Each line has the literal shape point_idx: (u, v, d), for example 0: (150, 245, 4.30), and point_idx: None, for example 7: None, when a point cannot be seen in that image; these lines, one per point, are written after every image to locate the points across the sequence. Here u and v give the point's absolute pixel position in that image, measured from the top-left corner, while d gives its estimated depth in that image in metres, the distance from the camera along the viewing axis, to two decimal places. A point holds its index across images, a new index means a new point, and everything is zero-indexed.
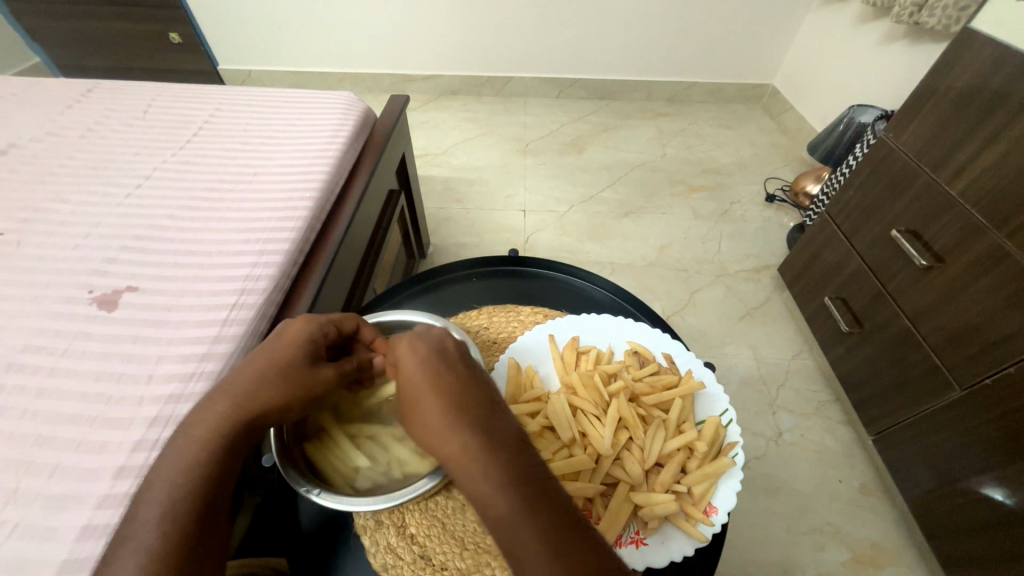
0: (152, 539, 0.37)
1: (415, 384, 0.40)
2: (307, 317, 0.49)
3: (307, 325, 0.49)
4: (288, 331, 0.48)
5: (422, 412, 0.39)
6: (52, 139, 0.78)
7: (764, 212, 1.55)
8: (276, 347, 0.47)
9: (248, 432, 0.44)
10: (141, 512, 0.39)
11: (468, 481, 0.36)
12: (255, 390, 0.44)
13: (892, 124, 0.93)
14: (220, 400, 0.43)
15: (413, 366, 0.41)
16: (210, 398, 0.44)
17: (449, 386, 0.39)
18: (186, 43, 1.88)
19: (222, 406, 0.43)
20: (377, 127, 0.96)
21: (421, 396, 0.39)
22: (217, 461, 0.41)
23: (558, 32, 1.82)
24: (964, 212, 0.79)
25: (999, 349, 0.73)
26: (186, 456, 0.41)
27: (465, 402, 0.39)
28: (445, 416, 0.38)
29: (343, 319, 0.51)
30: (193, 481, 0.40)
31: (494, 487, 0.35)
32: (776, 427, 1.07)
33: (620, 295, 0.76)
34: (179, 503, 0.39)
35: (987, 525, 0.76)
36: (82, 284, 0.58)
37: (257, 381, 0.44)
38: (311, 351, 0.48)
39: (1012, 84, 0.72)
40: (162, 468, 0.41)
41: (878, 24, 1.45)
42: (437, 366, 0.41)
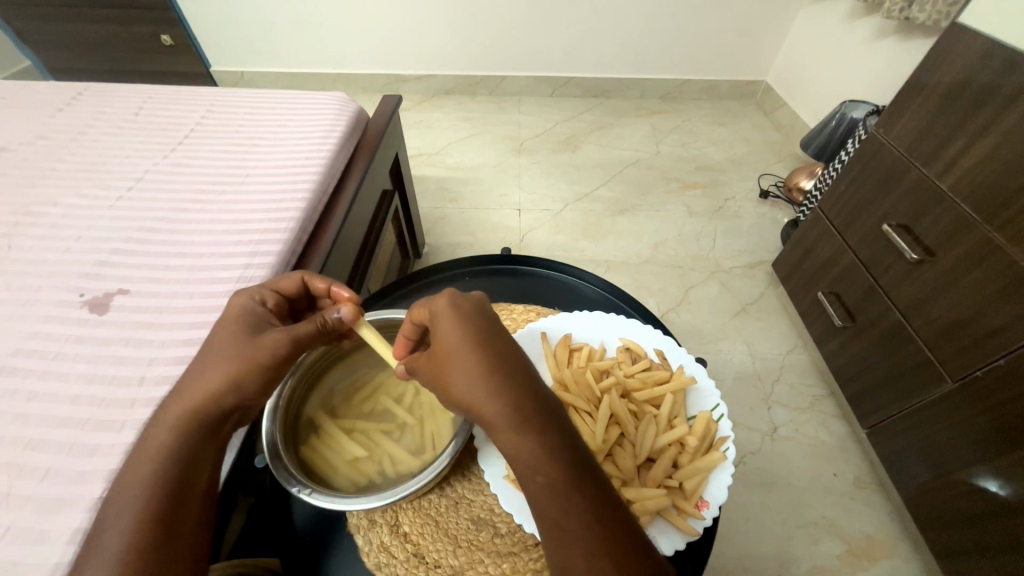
0: (121, 540, 0.38)
1: (452, 341, 0.41)
2: (241, 293, 0.49)
3: (242, 300, 0.48)
4: (228, 313, 0.48)
5: (459, 369, 0.39)
6: (41, 142, 0.77)
7: (758, 208, 1.56)
8: (219, 330, 0.47)
9: (209, 417, 0.43)
10: (117, 515, 0.39)
11: (502, 433, 0.38)
12: (203, 374, 0.44)
13: (883, 120, 0.94)
14: (178, 395, 0.44)
15: (450, 326, 0.41)
16: (173, 398, 0.44)
17: (485, 345, 0.40)
18: (177, 44, 1.87)
19: (179, 400, 0.44)
20: (369, 126, 0.96)
21: (458, 354, 0.40)
22: (185, 452, 0.42)
23: (552, 31, 1.82)
24: (954, 205, 0.79)
25: (990, 341, 0.74)
26: (153, 455, 0.41)
27: (499, 360, 0.40)
28: (482, 372, 0.39)
29: (278, 282, 0.50)
30: (159, 479, 0.40)
31: (526, 436, 0.37)
32: (771, 422, 1.07)
33: (613, 292, 0.76)
34: (146, 501, 0.39)
35: (980, 516, 0.76)
36: (73, 287, 0.58)
37: (201, 367, 0.44)
38: (249, 322, 0.47)
39: (1001, 78, 0.73)
40: (133, 471, 0.41)
41: (869, 19, 1.45)
42: (474, 326, 0.41)
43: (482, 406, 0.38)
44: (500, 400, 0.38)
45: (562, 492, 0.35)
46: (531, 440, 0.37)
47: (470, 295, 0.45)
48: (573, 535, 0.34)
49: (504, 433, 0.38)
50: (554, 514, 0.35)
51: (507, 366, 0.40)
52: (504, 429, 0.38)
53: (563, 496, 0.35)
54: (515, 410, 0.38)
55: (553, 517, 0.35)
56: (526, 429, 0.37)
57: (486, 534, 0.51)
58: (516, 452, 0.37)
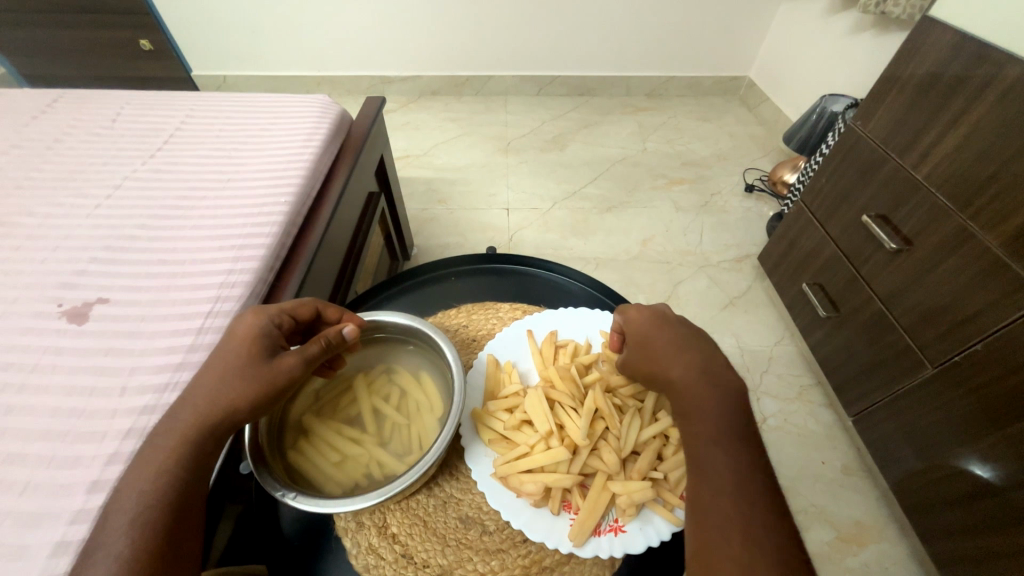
0: (122, 549, 0.38)
1: (663, 338, 0.50)
2: (255, 312, 0.49)
3: (257, 319, 0.48)
4: (239, 328, 0.48)
5: (668, 352, 0.49)
6: (16, 151, 0.76)
7: (744, 203, 1.58)
8: (231, 347, 0.46)
9: (216, 437, 0.43)
10: (113, 520, 0.39)
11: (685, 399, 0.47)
12: (219, 392, 0.43)
13: (860, 112, 0.95)
14: (188, 404, 0.43)
15: (660, 327, 0.51)
16: (175, 409, 0.43)
17: (689, 341, 0.50)
18: (157, 49, 1.85)
19: (187, 412, 0.43)
20: (353, 129, 0.95)
21: (661, 341, 0.50)
22: (185, 469, 0.41)
23: (535, 30, 1.83)
24: (930, 195, 0.81)
25: (967, 326, 0.75)
26: (153, 465, 0.41)
27: (698, 356, 0.49)
28: (686, 359, 0.48)
29: (296, 307, 0.51)
30: (161, 489, 0.40)
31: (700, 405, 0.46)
32: (761, 413, 1.09)
33: (598, 288, 0.77)
34: (148, 511, 0.39)
35: (964, 497, 0.78)
36: (51, 298, 0.57)
37: (217, 384, 0.44)
38: (267, 345, 0.47)
39: (970, 69, 0.75)
40: (129, 480, 0.41)
41: (847, 14, 1.47)
42: (681, 328, 0.51)
43: (682, 388, 0.47)
44: (695, 383, 0.47)
45: (731, 462, 0.42)
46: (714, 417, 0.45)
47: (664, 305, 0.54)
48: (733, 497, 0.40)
49: (691, 411, 0.46)
50: (715, 477, 0.42)
51: (709, 359, 0.48)
52: (694, 407, 0.46)
53: (734, 469, 0.42)
54: (708, 396, 0.46)
55: (710, 488, 0.41)
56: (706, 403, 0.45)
57: (474, 532, 0.51)
58: (701, 426, 0.45)
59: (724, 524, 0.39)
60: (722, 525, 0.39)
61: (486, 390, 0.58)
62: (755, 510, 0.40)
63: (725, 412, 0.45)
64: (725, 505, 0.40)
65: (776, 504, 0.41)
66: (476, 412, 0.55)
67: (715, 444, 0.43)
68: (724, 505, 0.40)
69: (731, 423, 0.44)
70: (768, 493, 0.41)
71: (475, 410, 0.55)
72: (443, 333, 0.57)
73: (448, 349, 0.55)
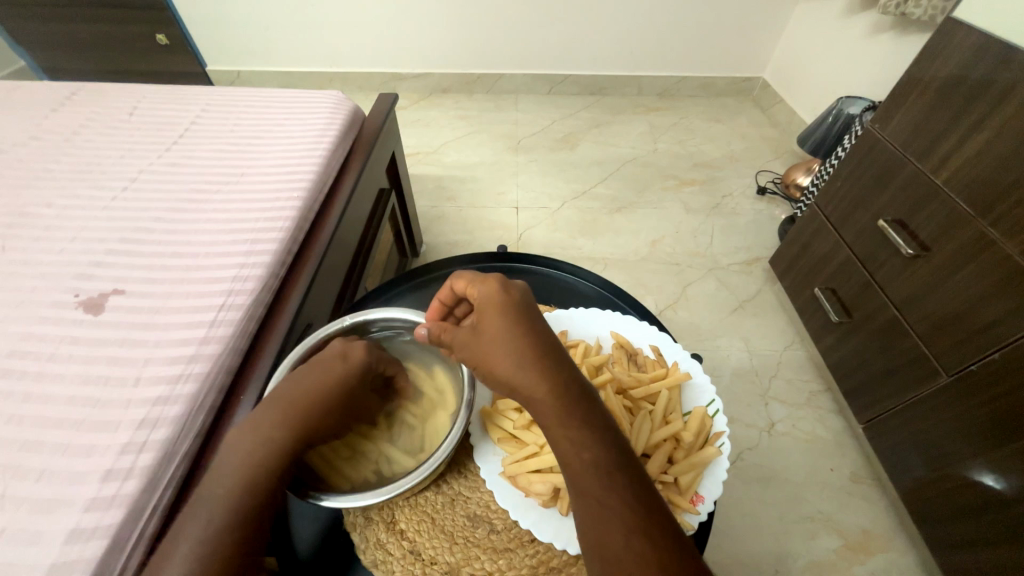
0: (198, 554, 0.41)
1: (496, 326, 0.44)
2: (367, 353, 0.53)
3: (365, 361, 0.52)
4: (344, 366, 0.51)
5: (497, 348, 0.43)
6: (36, 142, 0.77)
7: (755, 205, 1.56)
8: (336, 382, 0.50)
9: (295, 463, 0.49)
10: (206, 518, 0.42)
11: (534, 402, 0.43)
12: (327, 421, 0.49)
13: (878, 115, 0.94)
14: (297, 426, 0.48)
15: (495, 309, 0.45)
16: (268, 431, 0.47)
17: (526, 321, 0.45)
18: (172, 43, 1.87)
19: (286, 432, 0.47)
20: (365, 125, 0.95)
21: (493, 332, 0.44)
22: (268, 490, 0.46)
23: (547, 29, 1.82)
24: (950, 200, 0.80)
25: (984, 335, 0.74)
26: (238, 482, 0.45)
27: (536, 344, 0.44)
28: (524, 347, 0.43)
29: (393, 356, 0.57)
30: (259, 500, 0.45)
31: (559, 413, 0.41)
32: (768, 418, 1.08)
33: (608, 289, 0.77)
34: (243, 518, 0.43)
35: (975, 509, 0.77)
36: (68, 288, 0.58)
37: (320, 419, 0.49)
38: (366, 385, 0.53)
39: (995, 73, 0.73)
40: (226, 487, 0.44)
41: (865, 15, 1.45)
42: (519, 307, 0.46)
43: (521, 386, 0.42)
44: (529, 379, 0.42)
45: (590, 460, 0.40)
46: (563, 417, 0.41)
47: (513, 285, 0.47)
48: (604, 505, 0.38)
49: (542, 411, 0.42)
50: (589, 489, 0.39)
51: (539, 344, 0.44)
52: (536, 402, 0.42)
53: (597, 462, 0.39)
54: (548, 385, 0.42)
55: (588, 490, 0.39)
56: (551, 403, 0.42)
57: (482, 531, 0.51)
58: (550, 424, 0.42)
59: (607, 527, 0.37)
60: (605, 526, 0.37)
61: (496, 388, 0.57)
62: (631, 500, 0.38)
63: (569, 401, 0.42)
64: (604, 504, 0.38)
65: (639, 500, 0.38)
66: (486, 410, 0.55)
67: (570, 439, 0.41)
68: (595, 513, 0.38)
69: (575, 408, 0.41)
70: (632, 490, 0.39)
71: (485, 408, 0.55)
72: None
73: None
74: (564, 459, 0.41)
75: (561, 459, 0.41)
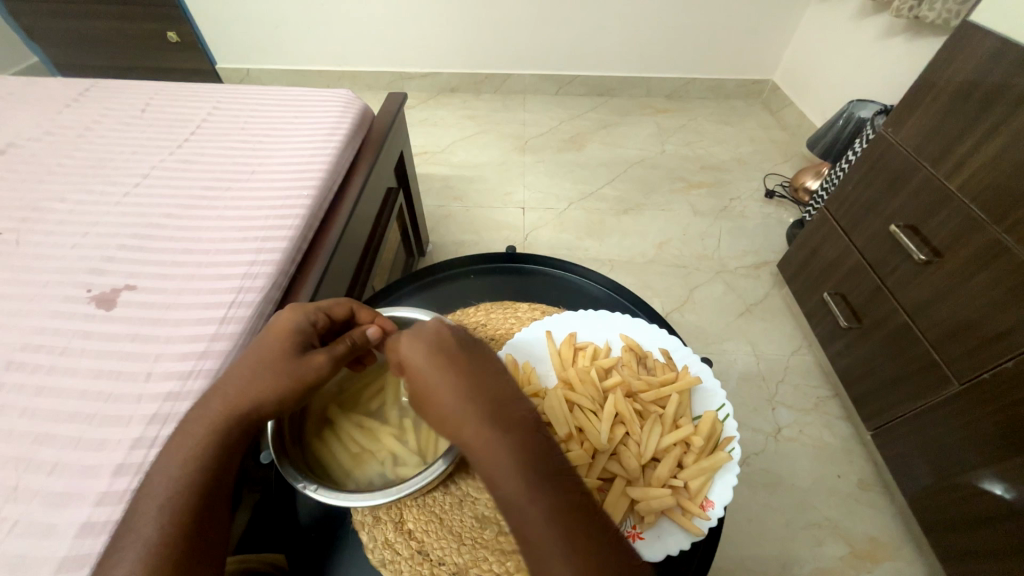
0: (151, 533, 0.38)
1: (419, 373, 0.43)
2: (293, 308, 0.50)
3: (292, 315, 0.49)
4: (275, 324, 0.49)
5: (436, 391, 0.42)
6: (49, 138, 0.78)
7: (764, 208, 1.55)
8: (266, 342, 0.47)
9: (245, 430, 0.45)
10: (145, 500, 0.40)
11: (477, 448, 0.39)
12: (250, 382, 0.45)
13: (891, 120, 0.93)
14: (224, 392, 0.45)
15: (415, 356, 0.44)
16: (206, 398, 0.45)
17: (446, 360, 0.43)
18: (183, 41, 1.88)
19: (215, 402, 0.44)
20: (375, 124, 0.96)
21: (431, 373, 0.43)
22: (215, 458, 0.42)
23: (556, 30, 1.82)
24: (963, 207, 0.79)
25: (996, 344, 0.73)
26: (183, 453, 0.42)
27: (471, 380, 0.42)
28: (444, 389, 0.42)
29: (331, 305, 0.51)
30: (190, 475, 0.41)
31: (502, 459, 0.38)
32: (775, 423, 1.07)
33: (617, 291, 0.76)
34: (177, 496, 0.40)
35: (985, 519, 0.76)
36: (81, 283, 0.58)
37: (249, 378, 0.45)
38: (298, 342, 0.48)
39: (1011, 79, 0.72)
40: (161, 466, 0.42)
41: (877, 18, 1.44)
42: (455, 345, 0.45)
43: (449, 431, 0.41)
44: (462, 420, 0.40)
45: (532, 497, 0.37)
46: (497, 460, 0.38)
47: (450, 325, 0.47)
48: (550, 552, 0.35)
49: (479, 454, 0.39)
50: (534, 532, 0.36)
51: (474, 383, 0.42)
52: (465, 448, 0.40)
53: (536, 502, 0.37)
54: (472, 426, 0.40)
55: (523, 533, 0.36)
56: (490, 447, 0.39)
57: (490, 532, 0.51)
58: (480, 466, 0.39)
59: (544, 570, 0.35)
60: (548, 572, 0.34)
61: None
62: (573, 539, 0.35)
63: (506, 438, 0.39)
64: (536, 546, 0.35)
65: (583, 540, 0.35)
66: None
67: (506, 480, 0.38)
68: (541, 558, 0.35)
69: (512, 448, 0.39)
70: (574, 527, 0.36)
71: None
72: None
73: None
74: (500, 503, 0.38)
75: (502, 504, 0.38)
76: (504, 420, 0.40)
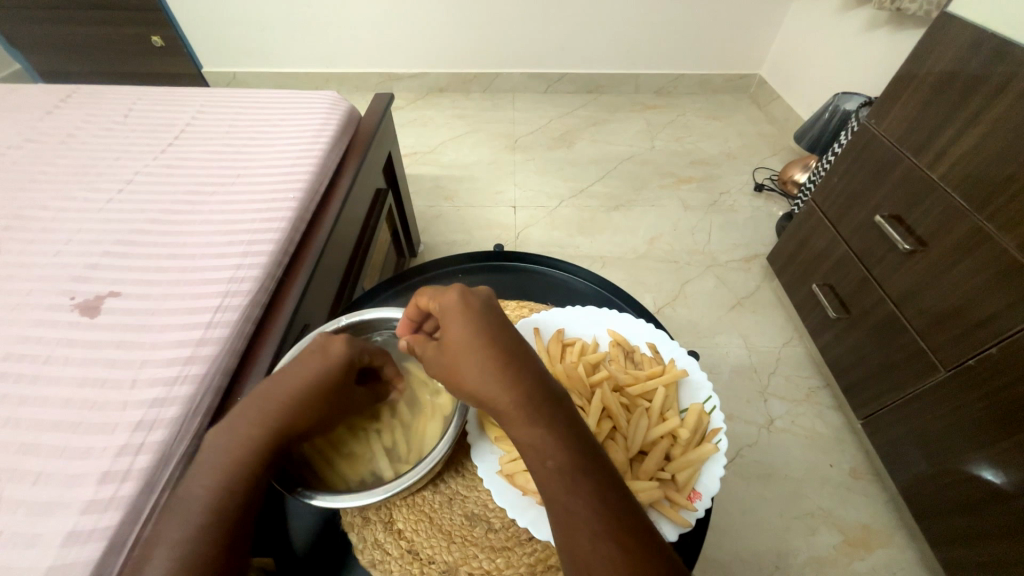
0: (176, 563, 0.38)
1: (460, 336, 0.42)
2: (349, 342, 0.51)
3: (349, 351, 0.50)
4: (328, 354, 0.49)
5: (463, 365, 0.42)
6: (30, 145, 0.77)
7: (753, 202, 1.56)
8: (314, 373, 0.48)
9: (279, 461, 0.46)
10: (164, 528, 0.40)
11: (507, 418, 0.41)
12: (300, 408, 0.46)
13: (874, 110, 0.94)
14: (268, 410, 0.46)
15: (461, 317, 0.43)
16: (239, 425, 0.45)
17: (491, 327, 0.43)
18: (168, 45, 1.86)
19: (248, 420, 0.45)
20: (361, 125, 0.95)
21: (458, 346, 0.42)
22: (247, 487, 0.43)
23: (543, 28, 1.82)
24: (946, 195, 0.80)
25: (981, 330, 0.74)
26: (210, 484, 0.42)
27: (497, 353, 0.42)
28: (488, 360, 0.41)
29: (377, 352, 0.54)
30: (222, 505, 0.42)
31: (531, 427, 0.40)
32: (767, 415, 1.08)
33: (605, 287, 0.77)
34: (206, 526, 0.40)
35: (974, 503, 0.77)
36: (64, 291, 0.58)
37: (294, 410, 0.46)
38: (345, 380, 0.50)
39: (990, 68, 0.73)
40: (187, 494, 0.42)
41: (861, 11, 1.45)
42: (481, 314, 0.44)
43: (489, 397, 0.41)
44: (491, 393, 0.41)
45: (561, 465, 0.38)
46: (525, 429, 0.40)
47: (477, 291, 0.46)
48: (578, 515, 0.37)
49: (509, 422, 0.41)
50: (560, 496, 0.38)
51: (502, 356, 0.42)
52: (506, 414, 0.41)
53: (561, 470, 0.38)
54: (518, 392, 0.40)
55: (558, 498, 0.38)
56: (518, 417, 0.40)
57: (479, 529, 0.52)
58: (519, 433, 0.40)
59: (577, 533, 0.36)
60: (574, 536, 0.36)
61: None
62: (600, 505, 0.37)
63: (532, 409, 0.40)
64: (575, 509, 0.37)
65: (608, 507, 0.37)
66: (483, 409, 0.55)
67: (534, 447, 0.40)
68: (568, 519, 0.37)
69: (540, 418, 0.40)
70: (600, 494, 0.37)
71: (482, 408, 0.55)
72: None
73: None
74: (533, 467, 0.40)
75: (531, 469, 0.40)
76: (529, 393, 0.41)
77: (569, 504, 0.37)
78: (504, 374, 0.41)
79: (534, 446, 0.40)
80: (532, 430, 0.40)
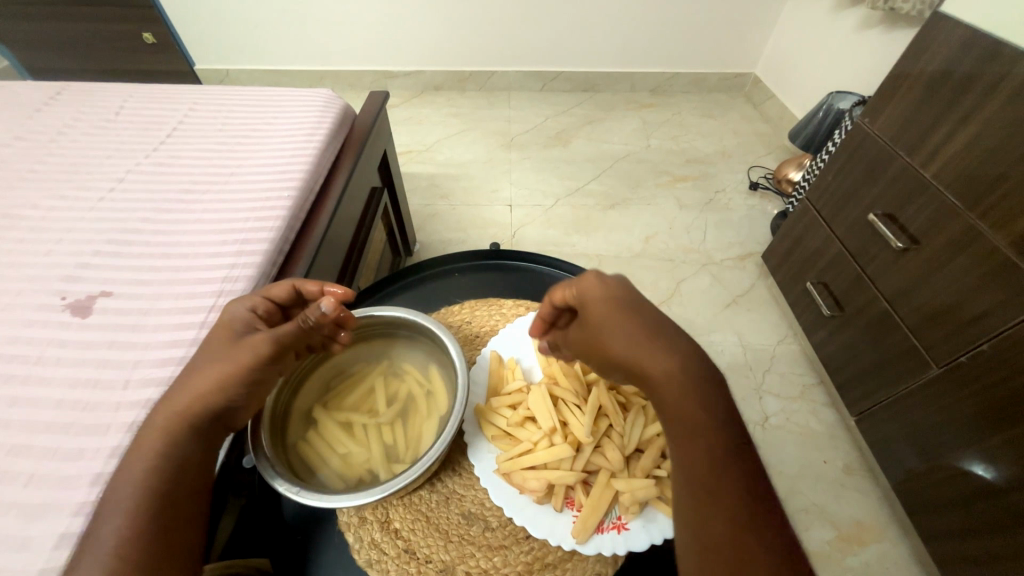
0: (114, 536, 0.39)
1: (612, 318, 0.43)
2: (237, 300, 0.51)
3: (234, 306, 0.50)
4: (222, 318, 0.50)
5: (623, 342, 0.42)
6: (20, 144, 0.76)
7: (748, 201, 1.57)
8: (213, 336, 0.48)
9: (201, 423, 0.44)
10: (109, 502, 0.41)
11: (667, 400, 0.40)
12: (195, 372, 0.46)
13: (868, 110, 0.94)
14: (174, 394, 0.45)
15: (608, 301, 0.44)
16: (165, 399, 0.46)
17: (637, 311, 0.44)
18: (160, 42, 1.84)
19: (171, 392, 0.46)
20: (357, 122, 0.95)
21: (615, 326, 0.43)
22: (168, 457, 0.43)
23: (538, 27, 1.82)
24: (938, 194, 0.80)
25: (972, 327, 0.75)
26: (144, 460, 0.42)
27: (648, 336, 0.42)
28: (645, 342, 0.42)
29: (271, 289, 0.51)
30: (150, 475, 0.42)
31: (691, 410, 0.40)
32: (762, 412, 1.08)
33: None
34: (141, 499, 0.41)
35: (966, 498, 0.78)
36: (56, 291, 0.57)
37: (195, 371, 0.46)
38: (238, 328, 0.48)
39: (982, 67, 0.74)
40: (127, 471, 0.43)
41: (855, 10, 1.46)
42: (627, 299, 0.44)
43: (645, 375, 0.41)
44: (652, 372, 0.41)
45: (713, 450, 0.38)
46: (688, 412, 0.39)
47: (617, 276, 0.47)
48: (734, 505, 0.36)
49: (666, 405, 0.41)
50: (717, 484, 0.37)
51: (663, 338, 0.42)
52: (665, 390, 0.41)
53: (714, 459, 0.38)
54: (675, 359, 0.41)
55: (710, 485, 0.37)
56: (686, 399, 0.40)
57: (476, 528, 0.52)
58: (678, 415, 0.40)
59: (731, 523, 0.36)
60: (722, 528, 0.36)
61: (490, 386, 0.58)
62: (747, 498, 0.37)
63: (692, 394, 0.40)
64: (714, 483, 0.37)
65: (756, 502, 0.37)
66: (480, 407, 0.55)
67: (689, 430, 0.39)
68: (720, 509, 0.36)
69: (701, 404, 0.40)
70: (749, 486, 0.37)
71: (478, 406, 0.56)
72: (444, 328, 0.57)
73: (452, 346, 0.55)
74: (682, 454, 0.40)
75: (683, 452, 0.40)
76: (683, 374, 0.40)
77: (724, 494, 0.37)
78: (657, 355, 0.41)
79: (692, 431, 0.39)
80: (696, 415, 0.39)
